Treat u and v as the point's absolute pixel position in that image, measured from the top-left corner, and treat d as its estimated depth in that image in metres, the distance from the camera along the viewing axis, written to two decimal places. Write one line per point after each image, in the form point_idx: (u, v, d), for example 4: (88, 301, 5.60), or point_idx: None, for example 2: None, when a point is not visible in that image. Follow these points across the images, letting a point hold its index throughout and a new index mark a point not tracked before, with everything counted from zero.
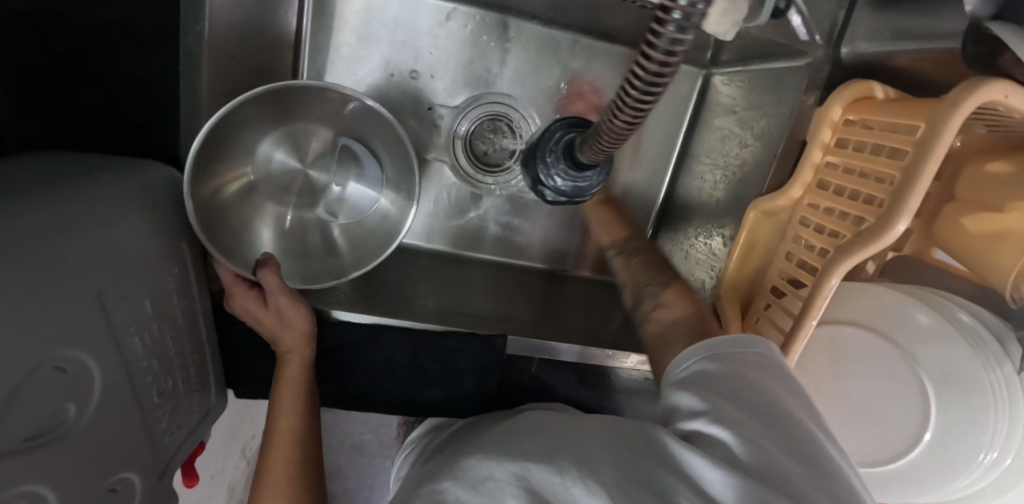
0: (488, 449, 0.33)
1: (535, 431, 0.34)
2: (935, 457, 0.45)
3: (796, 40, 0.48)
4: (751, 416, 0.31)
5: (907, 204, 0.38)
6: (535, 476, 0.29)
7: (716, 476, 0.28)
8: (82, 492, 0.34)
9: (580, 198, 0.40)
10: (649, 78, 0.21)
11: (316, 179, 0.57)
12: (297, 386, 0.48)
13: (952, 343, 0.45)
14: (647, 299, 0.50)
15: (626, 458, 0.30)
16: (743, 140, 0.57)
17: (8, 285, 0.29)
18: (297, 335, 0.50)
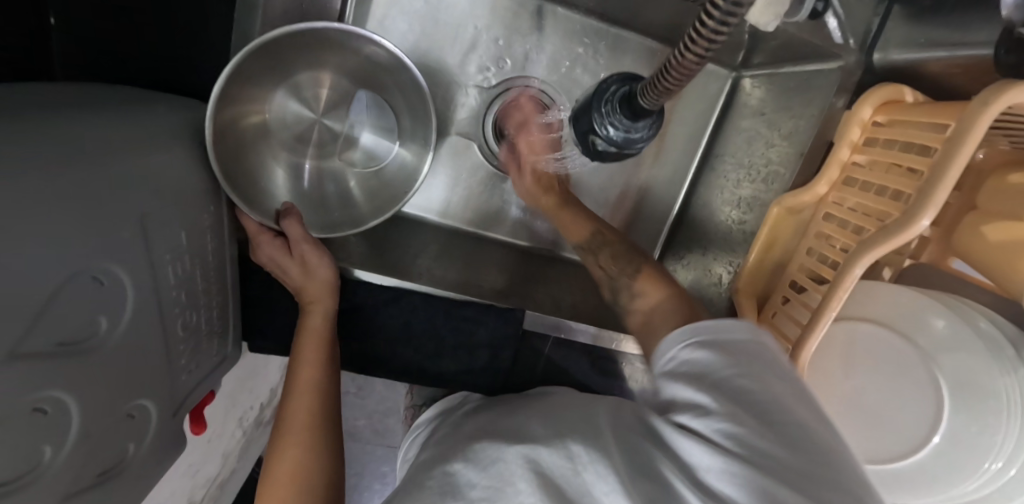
0: (503, 436, 0.36)
1: (550, 416, 0.38)
2: (944, 461, 0.45)
3: (830, 43, 0.50)
4: (748, 404, 0.32)
5: (933, 197, 0.39)
6: (546, 460, 0.32)
7: (714, 463, 0.29)
8: (100, 410, 0.34)
9: (631, 148, 0.43)
10: (723, 12, 0.23)
11: (331, 127, 0.56)
12: (318, 339, 0.49)
13: (970, 349, 0.46)
14: (624, 290, 0.53)
15: (647, 450, 0.32)
16: (770, 141, 0.58)
17: (59, 186, 0.29)
18: (320, 286, 0.50)
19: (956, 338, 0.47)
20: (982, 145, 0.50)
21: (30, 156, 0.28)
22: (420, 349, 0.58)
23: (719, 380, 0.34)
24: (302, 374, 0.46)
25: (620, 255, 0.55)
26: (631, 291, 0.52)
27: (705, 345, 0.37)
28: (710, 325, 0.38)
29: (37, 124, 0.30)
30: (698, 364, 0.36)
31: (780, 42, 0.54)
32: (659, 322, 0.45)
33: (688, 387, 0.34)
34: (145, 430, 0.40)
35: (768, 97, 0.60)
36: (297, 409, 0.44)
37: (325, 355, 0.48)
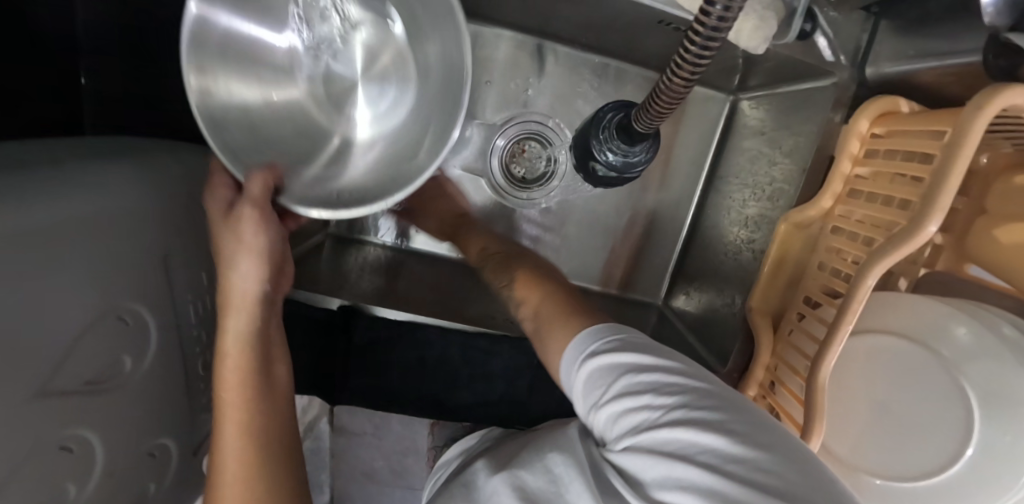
0: (494, 466, 0.36)
1: (534, 445, 0.37)
2: (978, 474, 0.43)
3: (822, 62, 0.51)
4: (686, 397, 0.28)
5: (938, 203, 0.39)
6: (527, 481, 0.32)
7: (694, 491, 0.24)
8: (124, 448, 0.35)
9: (629, 173, 0.49)
10: (704, 40, 0.26)
11: (351, 88, 0.49)
12: (241, 350, 0.37)
13: (994, 356, 0.44)
14: (507, 291, 0.48)
15: (612, 483, 0.29)
16: (772, 159, 0.59)
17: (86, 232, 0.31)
18: (246, 297, 0.38)
19: (984, 346, 0.45)
20: (983, 149, 0.50)
21: (62, 206, 0.30)
22: (436, 380, 0.59)
23: (642, 381, 0.30)
24: (228, 390, 0.35)
25: (502, 263, 0.50)
26: (514, 301, 0.46)
27: (609, 347, 0.33)
28: (607, 331, 0.34)
29: (70, 173, 0.33)
30: (612, 372, 0.32)
31: (772, 63, 0.55)
32: (547, 328, 0.39)
33: (622, 405, 0.30)
34: (166, 469, 0.40)
35: (767, 116, 0.61)
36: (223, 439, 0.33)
37: (254, 361, 0.37)
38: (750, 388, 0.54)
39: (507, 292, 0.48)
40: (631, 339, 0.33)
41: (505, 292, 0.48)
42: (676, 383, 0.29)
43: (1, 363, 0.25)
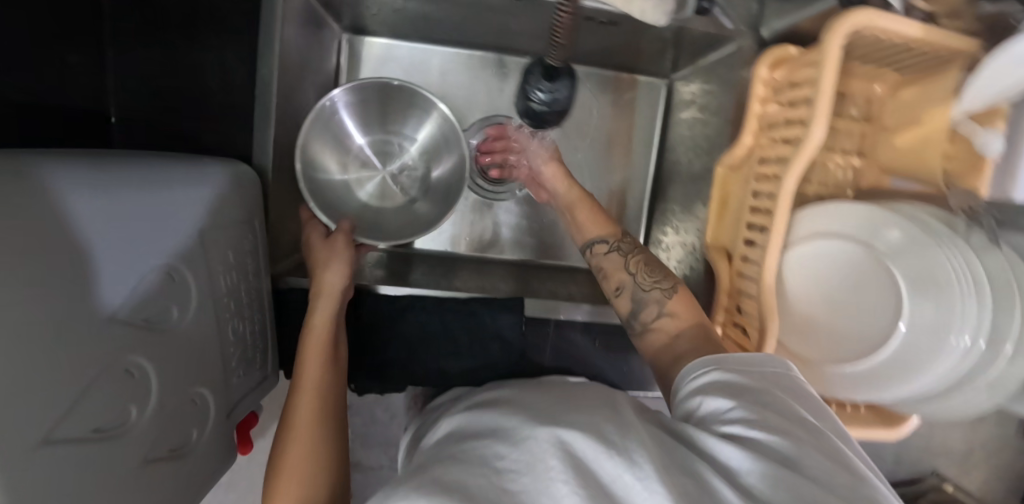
0: (537, 417, 0.36)
1: (578, 407, 0.37)
2: (912, 349, 0.51)
3: (725, 30, 0.61)
4: (781, 415, 0.34)
5: (818, 112, 0.48)
6: (580, 447, 0.30)
7: (752, 466, 0.30)
8: (172, 386, 0.41)
9: (557, 104, 0.66)
10: None
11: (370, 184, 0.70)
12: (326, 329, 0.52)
13: (920, 244, 0.51)
14: (643, 309, 0.54)
15: (692, 462, 0.31)
16: (705, 121, 0.68)
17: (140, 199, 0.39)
18: (331, 289, 0.55)
19: (914, 243, 0.52)
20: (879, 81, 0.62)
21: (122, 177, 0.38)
22: (438, 350, 0.64)
23: (756, 391, 0.37)
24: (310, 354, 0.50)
25: (652, 265, 0.56)
26: (658, 310, 0.53)
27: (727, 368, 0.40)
28: (739, 359, 0.40)
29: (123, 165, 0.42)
30: (735, 380, 0.38)
31: (689, 41, 0.66)
32: (685, 346, 0.48)
33: (727, 398, 0.36)
34: (205, 420, 0.46)
35: (697, 88, 0.71)
36: (299, 406, 0.46)
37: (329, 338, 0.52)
38: (717, 313, 0.62)
39: (654, 297, 0.53)
40: (747, 367, 0.40)
41: (653, 292, 0.54)
42: (778, 406, 0.35)
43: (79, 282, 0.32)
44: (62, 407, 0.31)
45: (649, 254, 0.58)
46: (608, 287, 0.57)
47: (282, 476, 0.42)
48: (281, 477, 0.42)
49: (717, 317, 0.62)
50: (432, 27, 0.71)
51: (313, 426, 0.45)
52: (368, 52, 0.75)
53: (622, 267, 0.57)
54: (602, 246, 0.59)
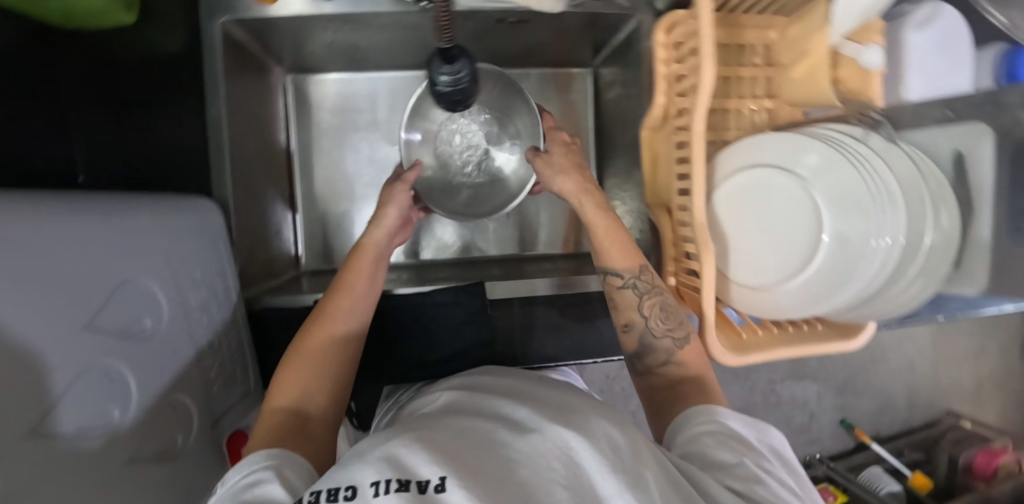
0: (530, 410, 0.38)
1: (565, 407, 0.39)
2: (839, 256, 0.56)
3: (627, 8, 0.67)
4: (776, 485, 0.39)
5: (706, 57, 0.53)
6: (582, 457, 0.31)
7: None
8: (151, 389, 0.45)
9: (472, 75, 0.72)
10: None
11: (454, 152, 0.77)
12: (373, 255, 0.60)
13: (832, 159, 0.56)
14: (654, 353, 0.55)
15: (686, 492, 0.34)
16: (627, 96, 0.75)
17: (103, 225, 0.43)
18: (383, 225, 0.63)
19: (828, 162, 0.56)
20: (770, 27, 0.66)
21: (84, 207, 0.42)
22: (412, 345, 0.67)
23: (749, 449, 0.42)
24: (354, 271, 0.58)
25: (667, 309, 0.56)
26: (666, 356, 0.55)
27: (735, 424, 0.45)
28: (746, 422, 0.46)
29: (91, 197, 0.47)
30: (732, 435, 0.44)
31: (599, 26, 0.72)
32: (684, 391, 0.51)
33: (726, 449, 0.41)
34: (187, 424, 0.50)
35: (618, 68, 0.78)
36: (328, 304, 0.55)
37: (375, 262, 0.60)
38: (667, 265, 0.64)
39: (661, 339, 0.55)
40: (749, 431, 0.45)
41: (665, 340, 0.55)
42: (773, 474, 0.40)
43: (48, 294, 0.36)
44: (52, 390, 0.35)
45: (666, 295, 0.57)
46: (618, 320, 0.59)
47: (298, 354, 0.51)
48: (298, 352, 0.51)
49: (669, 268, 0.64)
50: (365, 56, 0.78)
51: (335, 325, 0.53)
52: (319, 88, 0.83)
53: (635, 306, 0.57)
54: (614, 280, 0.58)
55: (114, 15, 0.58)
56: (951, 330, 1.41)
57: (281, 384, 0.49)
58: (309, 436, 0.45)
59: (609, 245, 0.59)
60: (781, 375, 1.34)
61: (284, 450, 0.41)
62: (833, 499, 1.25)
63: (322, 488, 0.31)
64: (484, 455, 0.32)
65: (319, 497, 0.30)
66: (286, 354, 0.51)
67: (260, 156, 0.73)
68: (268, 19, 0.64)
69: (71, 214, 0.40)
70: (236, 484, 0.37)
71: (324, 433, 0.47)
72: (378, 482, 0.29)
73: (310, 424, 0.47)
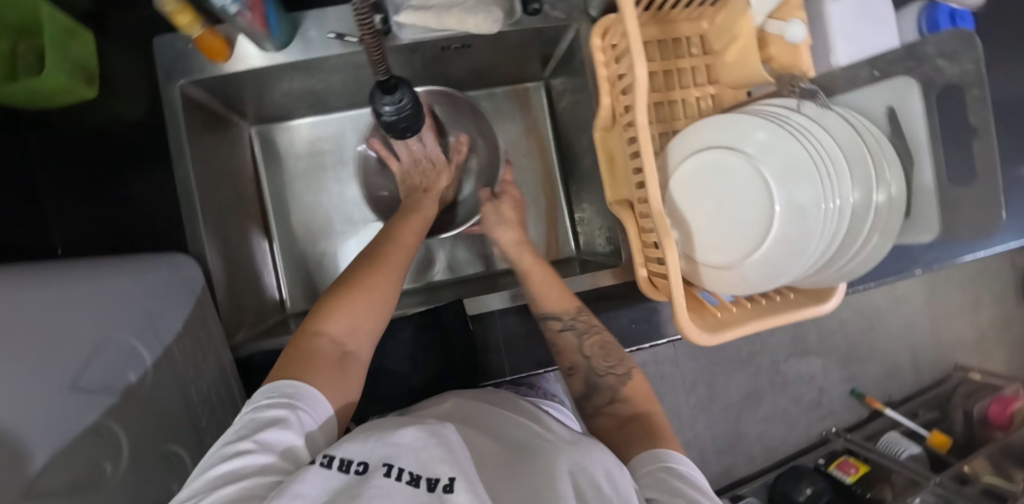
0: (537, 434, 0.47)
1: (558, 431, 0.48)
2: (795, 223, 0.58)
3: (563, 20, 0.70)
4: None
5: (636, 53, 0.55)
6: (584, 482, 0.39)
7: None
8: (142, 441, 0.48)
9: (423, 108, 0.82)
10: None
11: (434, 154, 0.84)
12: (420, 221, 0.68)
13: (777, 133, 0.58)
14: (602, 389, 0.59)
15: None
16: (578, 102, 0.78)
17: (79, 293, 0.45)
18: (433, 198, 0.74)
19: (773, 136, 0.58)
20: (702, 18, 0.69)
21: (59, 278, 0.44)
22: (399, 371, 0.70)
23: (699, 492, 0.44)
24: (403, 231, 0.64)
25: (607, 350, 0.62)
26: (609, 396, 0.59)
27: (683, 474, 0.46)
28: (695, 473, 0.47)
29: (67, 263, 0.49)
30: (682, 478, 0.46)
31: (541, 40, 0.75)
32: (636, 426, 0.54)
33: (680, 493, 0.43)
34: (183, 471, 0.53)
35: (566, 77, 0.81)
36: (394, 257, 0.59)
37: (420, 226, 0.68)
38: (636, 258, 0.66)
39: (610, 380, 0.60)
40: (697, 481, 0.46)
41: (608, 378, 0.60)
42: None
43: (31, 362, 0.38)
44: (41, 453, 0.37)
45: (605, 334, 0.63)
46: (563, 364, 0.63)
47: (356, 293, 0.53)
48: (359, 290, 0.53)
49: (638, 260, 0.65)
50: (324, 99, 0.81)
51: (392, 279, 0.57)
52: (285, 134, 0.86)
53: (576, 349, 0.62)
54: (556, 324, 0.64)
55: (78, 92, 0.64)
56: (944, 285, 1.41)
57: (332, 316, 0.51)
58: (347, 374, 0.49)
59: (547, 292, 0.65)
60: (784, 353, 1.35)
61: (310, 387, 0.45)
62: (856, 471, 1.23)
63: (335, 455, 0.36)
64: (502, 475, 0.39)
65: (334, 464, 0.35)
66: (347, 287, 0.54)
67: (233, 206, 0.75)
68: (225, 75, 0.68)
69: (45, 280, 0.42)
70: (261, 406, 0.43)
71: (359, 376, 0.51)
72: (391, 464, 0.35)
73: (347, 362, 0.50)
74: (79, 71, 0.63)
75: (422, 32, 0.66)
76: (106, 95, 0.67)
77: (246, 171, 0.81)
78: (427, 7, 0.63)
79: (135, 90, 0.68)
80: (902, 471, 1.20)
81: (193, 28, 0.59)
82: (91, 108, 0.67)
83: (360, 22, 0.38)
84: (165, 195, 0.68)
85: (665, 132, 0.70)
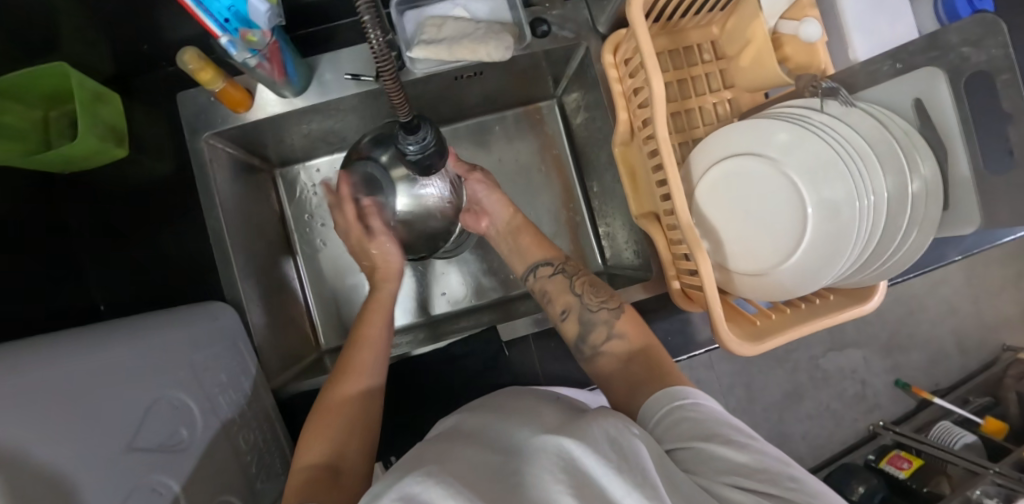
0: (530, 429, 0.43)
1: (544, 423, 0.45)
2: (827, 224, 0.57)
3: (570, 39, 0.70)
4: (751, 459, 0.40)
5: (653, 67, 0.55)
6: (584, 459, 0.36)
7: None
8: (198, 494, 0.49)
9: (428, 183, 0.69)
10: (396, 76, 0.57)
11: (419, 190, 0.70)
12: (384, 302, 0.69)
13: (800, 135, 0.57)
14: (595, 332, 0.61)
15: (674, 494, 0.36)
16: (593, 117, 0.78)
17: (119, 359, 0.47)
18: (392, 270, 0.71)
19: (795, 137, 0.58)
20: (713, 24, 0.68)
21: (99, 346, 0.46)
22: (436, 402, 0.70)
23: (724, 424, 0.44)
24: (369, 327, 0.66)
25: (595, 285, 0.65)
26: (606, 332, 0.61)
27: (699, 409, 0.46)
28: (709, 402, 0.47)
29: (103, 332, 0.50)
30: (700, 412, 0.46)
31: (549, 60, 0.75)
32: None
33: (700, 429, 0.43)
34: None
35: (578, 94, 0.81)
36: (357, 360, 0.61)
37: (385, 312, 0.68)
38: (667, 270, 0.65)
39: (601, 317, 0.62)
40: (711, 409, 0.46)
41: (601, 313, 0.62)
42: (748, 448, 0.41)
43: (82, 432, 0.39)
44: None
45: (591, 276, 0.67)
46: (557, 308, 0.66)
47: (328, 411, 0.56)
48: (329, 414, 0.56)
49: (670, 273, 0.64)
50: (341, 137, 0.83)
51: (354, 391, 0.58)
52: (305, 174, 0.88)
53: (569, 290, 0.66)
54: (548, 268, 0.70)
55: (108, 152, 0.66)
56: (983, 263, 1.36)
57: (310, 444, 0.53)
58: (342, 484, 0.50)
59: (530, 244, 0.73)
60: (822, 348, 1.31)
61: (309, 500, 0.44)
62: (908, 465, 1.25)
63: None
64: (493, 480, 0.38)
65: None
66: (315, 416, 0.56)
67: (261, 250, 0.76)
68: (247, 125, 0.69)
69: (81, 363, 0.43)
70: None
71: (356, 484, 0.52)
72: None
73: (341, 476, 0.51)
74: (109, 133, 0.65)
75: (435, 65, 0.66)
76: (136, 155, 0.69)
77: (270, 213, 0.83)
78: (437, 41, 0.64)
79: (160, 148, 0.70)
80: (960, 462, 1.22)
81: (216, 83, 0.61)
82: (122, 170, 0.69)
83: (378, 61, 0.39)
84: (192, 246, 0.70)
85: (686, 140, 0.69)
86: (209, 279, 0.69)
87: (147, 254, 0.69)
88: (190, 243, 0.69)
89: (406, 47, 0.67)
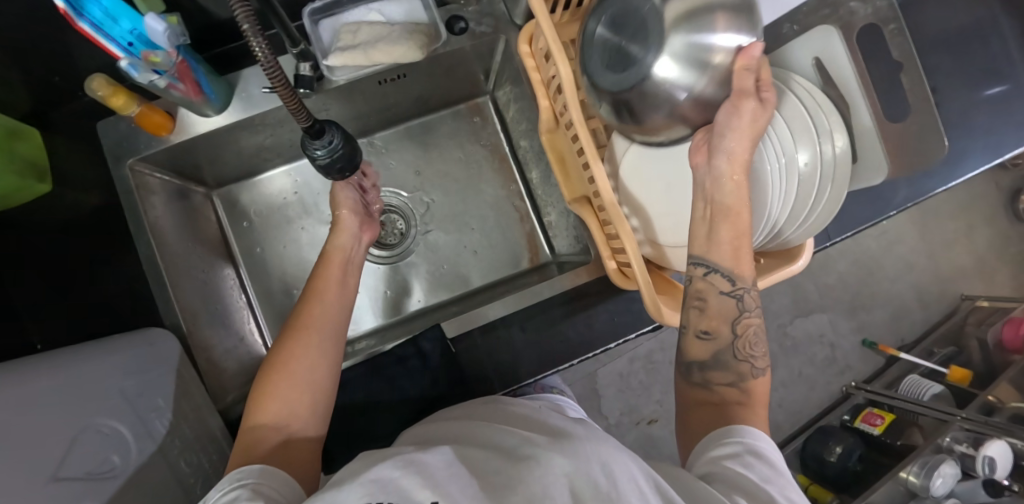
0: (517, 437, 0.42)
1: (523, 430, 0.44)
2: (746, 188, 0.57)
3: (488, 32, 0.71)
4: None
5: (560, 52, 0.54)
6: (579, 482, 0.34)
7: None
8: None
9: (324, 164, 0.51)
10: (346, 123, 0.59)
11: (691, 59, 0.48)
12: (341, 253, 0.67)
13: None
14: (718, 364, 0.52)
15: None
16: (524, 109, 0.79)
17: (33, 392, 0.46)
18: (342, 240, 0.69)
19: None
20: None
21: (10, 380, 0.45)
22: (390, 406, 0.70)
23: (774, 471, 0.41)
24: (325, 283, 0.64)
25: (757, 338, 0.52)
26: (738, 372, 0.52)
27: (757, 452, 0.43)
28: (768, 449, 0.44)
29: (21, 366, 0.49)
30: (759, 454, 0.43)
31: (473, 55, 0.76)
32: None
33: (750, 469, 0.41)
34: None
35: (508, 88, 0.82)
36: (314, 316, 0.60)
37: (342, 267, 0.66)
38: (603, 252, 0.65)
39: (737, 356, 0.52)
40: (770, 460, 0.42)
41: (741, 363, 0.51)
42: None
43: None
44: None
45: (760, 320, 0.53)
46: (695, 324, 0.53)
47: (282, 377, 0.55)
48: (280, 375, 0.55)
49: (605, 254, 0.65)
50: (278, 152, 0.83)
51: (312, 353, 0.57)
52: (246, 192, 0.87)
53: (732, 319, 0.52)
54: (725, 282, 0.51)
55: (31, 189, 0.65)
56: (935, 217, 1.40)
57: (263, 408, 0.53)
58: (296, 456, 0.51)
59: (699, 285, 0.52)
60: (788, 315, 1.33)
61: (259, 466, 0.45)
62: (881, 421, 1.23)
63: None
64: (478, 475, 0.36)
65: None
66: (264, 379, 0.55)
67: (201, 272, 0.75)
68: (173, 148, 0.69)
69: None
70: (217, 501, 0.42)
71: (310, 449, 0.53)
72: None
73: (292, 442, 0.52)
74: (30, 169, 0.65)
75: (354, 71, 0.67)
76: (61, 188, 0.69)
77: (211, 234, 0.82)
78: (352, 47, 0.64)
79: (85, 178, 0.69)
80: (929, 413, 1.17)
81: (130, 107, 0.62)
82: (45, 205, 0.68)
83: (273, 76, 0.38)
84: (125, 274, 0.69)
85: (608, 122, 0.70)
86: (146, 306, 0.68)
87: (81, 286, 0.68)
88: (123, 271, 0.69)
89: (323, 56, 0.67)
